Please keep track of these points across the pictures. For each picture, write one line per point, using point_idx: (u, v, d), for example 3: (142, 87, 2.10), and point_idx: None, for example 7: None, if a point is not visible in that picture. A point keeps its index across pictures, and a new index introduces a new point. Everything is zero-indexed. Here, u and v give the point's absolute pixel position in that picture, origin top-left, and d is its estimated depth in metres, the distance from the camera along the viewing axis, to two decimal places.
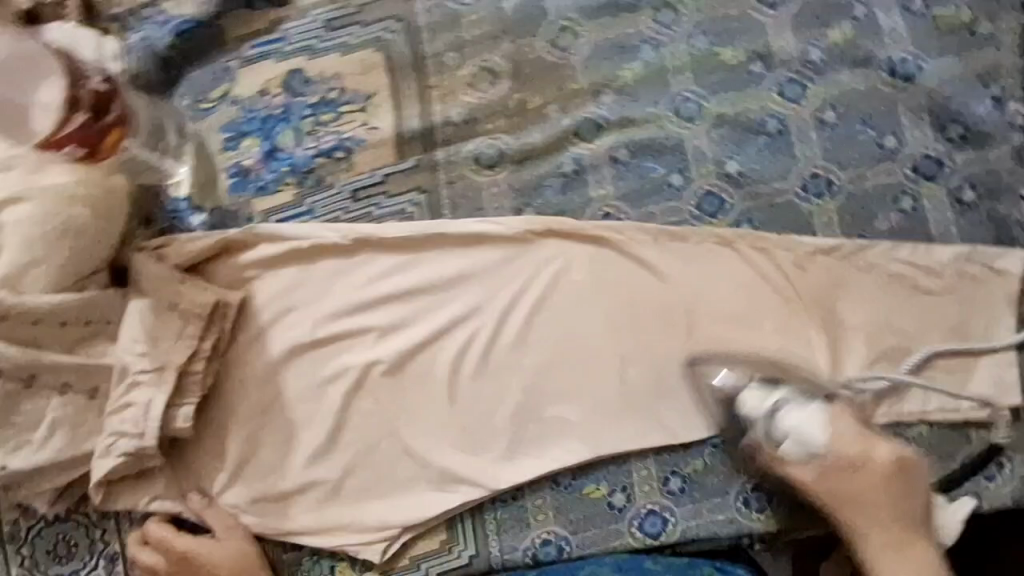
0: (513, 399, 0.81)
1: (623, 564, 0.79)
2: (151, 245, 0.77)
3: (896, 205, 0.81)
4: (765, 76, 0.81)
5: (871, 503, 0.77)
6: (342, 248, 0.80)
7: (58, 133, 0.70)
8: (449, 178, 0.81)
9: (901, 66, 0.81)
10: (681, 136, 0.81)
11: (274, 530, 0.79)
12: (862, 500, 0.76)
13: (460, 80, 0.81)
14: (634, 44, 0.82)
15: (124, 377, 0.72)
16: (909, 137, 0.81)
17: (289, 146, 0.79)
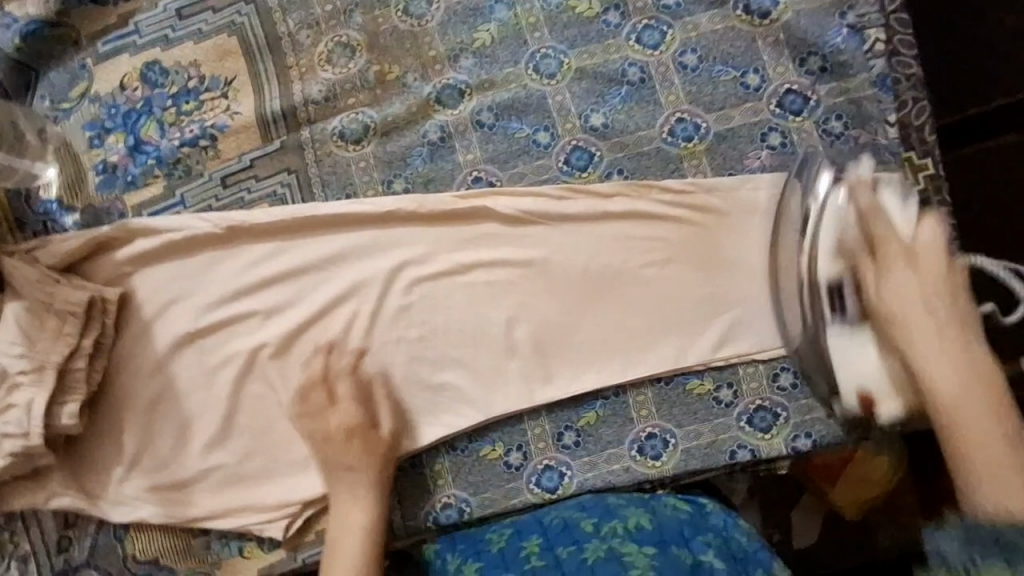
0: (400, 369, 0.81)
1: (588, 502, 0.75)
2: (23, 249, 0.79)
3: (765, 142, 0.81)
4: (621, 25, 0.81)
5: (947, 346, 0.62)
6: (214, 235, 0.80)
7: None
8: (317, 157, 0.81)
9: (755, 3, 0.81)
10: (543, 93, 0.81)
11: (178, 518, 0.80)
12: (952, 373, 0.61)
13: (317, 57, 0.82)
14: (487, 6, 0.82)
15: (5, 380, 0.73)
16: (771, 73, 0.81)
17: (154, 138, 0.81)
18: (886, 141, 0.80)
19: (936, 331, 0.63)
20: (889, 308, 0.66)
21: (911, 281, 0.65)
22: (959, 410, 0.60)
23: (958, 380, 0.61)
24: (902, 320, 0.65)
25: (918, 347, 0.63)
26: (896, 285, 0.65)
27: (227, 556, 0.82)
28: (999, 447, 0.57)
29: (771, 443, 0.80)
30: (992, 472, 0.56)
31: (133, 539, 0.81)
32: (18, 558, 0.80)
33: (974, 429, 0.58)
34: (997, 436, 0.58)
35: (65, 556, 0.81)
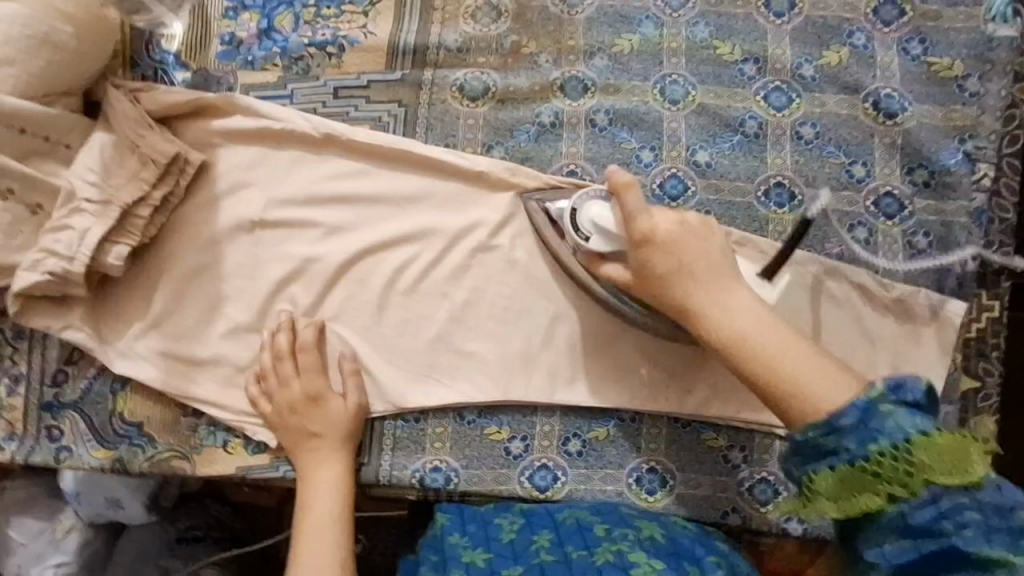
0: (436, 325, 0.81)
1: (599, 507, 0.75)
2: (127, 87, 0.79)
3: (851, 233, 0.81)
4: (754, 79, 0.83)
5: (723, 289, 0.66)
6: (309, 138, 0.81)
7: None
8: (430, 100, 0.82)
9: (885, 101, 0.83)
10: (660, 115, 0.82)
11: (177, 392, 0.80)
12: (736, 303, 0.65)
13: (463, 10, 0.84)
14: (638, 18, 0.84)
15: (69, 202, 0.73)
16: (877, 171, 0.82)
17: (286, 30, 0.84)
18: (962, 272, 0.81)
19: (705, 264, 0.67)
20: (667, 247, 0.67)
21: (704, 246, 0.68)
22: (762, 333, 0.64)
23: (757, 330, 0.64)
24: (688, 275, 0.67)
25: (703, 298, 0.66)
26: (656, 238, 0.68)
27: (209, 444, 0.81)
28: (804, 355, 0.62)
29: (764, 517, 0.80)
30: (816, 382, 0.60)
31: (125, 397, 0.81)
32: (11, 376, 0.80)
33: (788, 358, 0.62)
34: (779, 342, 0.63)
35: (56, 390, 0.80)
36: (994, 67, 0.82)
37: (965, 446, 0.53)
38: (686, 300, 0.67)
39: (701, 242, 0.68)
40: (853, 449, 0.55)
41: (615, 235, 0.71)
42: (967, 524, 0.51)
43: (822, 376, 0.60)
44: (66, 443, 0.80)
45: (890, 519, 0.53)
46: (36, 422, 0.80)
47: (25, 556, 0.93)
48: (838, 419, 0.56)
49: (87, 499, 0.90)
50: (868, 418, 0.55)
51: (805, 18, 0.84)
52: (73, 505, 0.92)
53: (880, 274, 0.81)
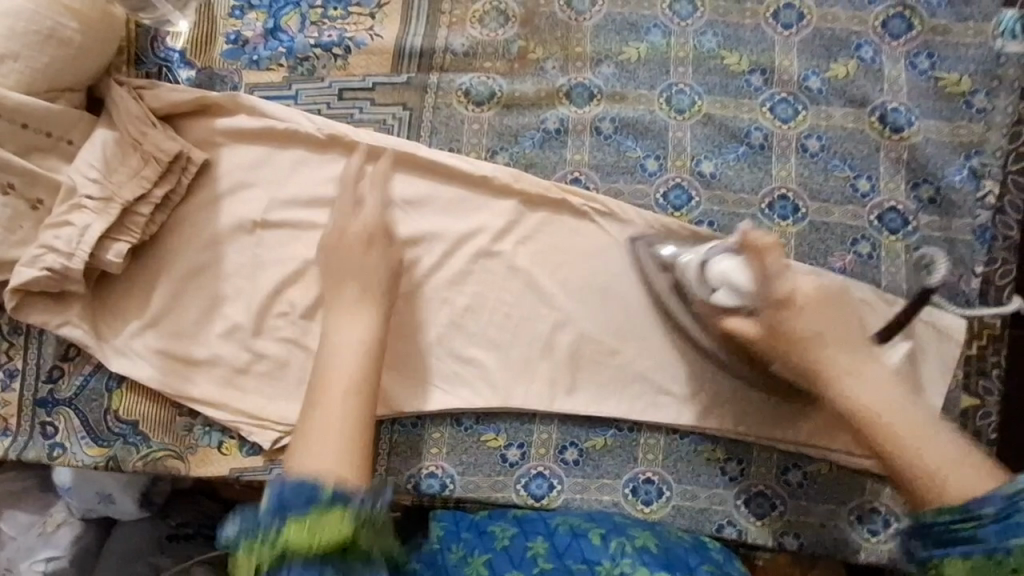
0: (436, 330, 0.81)
1: (597, 515, 0.75)
2: (130, 84, 0.79)
3: (853, 247, 0.81)
4: (761, 90, 0.83)
5: (854, 357, 0.66)
6: (313, 139, 0.80)
7: None
8: (435, 104, 0.82)
9: (892, 116, 0.82)
10: (666, 124, 0.82)
11: (173, 391, 0.79)
12: (875, 377, 0.65)
13: (470, 14, 0.84)
14: (646, 26, 0.84)
15: (70, 197, 0.73)
16: (882, 186, 0.82)
17: (292, 30, 0.83)
18: (966, 289, 0.81)
19: (841, 336, 0.67)
20: (799, 311, 0.68)
21: (826, 308, 0.68)
22: (891, 409, 0.63)
23: (888, 405, 0.63)
24: (822, 339, 0.67)
25: (852, 382, 0.65)
26: (795, 296, 0.68)
27: (204, 445, 0.80)
28: (943, 443, 0.60)
29: (759, 531, 0.80)
30: (942, 464, 0.59)
31: (121, 396, 0.80)
32: (7, 371, 0.80)
33: (919, 436, 0.61)
34: (905, 419, 0.62)
35: (51, 386, 0.80)
36: (1002, 83, 0.82)
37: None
38: (817, 368, 0.67)
39: (845, 315, 0.68)
40: (994, 542, 0.52)
41: (748, 292, 0.69)
42: None
43: (951, 461, 0.59)
44: (60, 441, 0.79)
45: None
46: (30, 419, 0.79)
47: (16, 551, 0.94)
48: (979, 505, 0.54)
49: (79, 493, 0.93)
50: (1010, 512, 0.52)
51: (814, 30, 0.84)
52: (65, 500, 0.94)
53: (883, 289, 0.80)
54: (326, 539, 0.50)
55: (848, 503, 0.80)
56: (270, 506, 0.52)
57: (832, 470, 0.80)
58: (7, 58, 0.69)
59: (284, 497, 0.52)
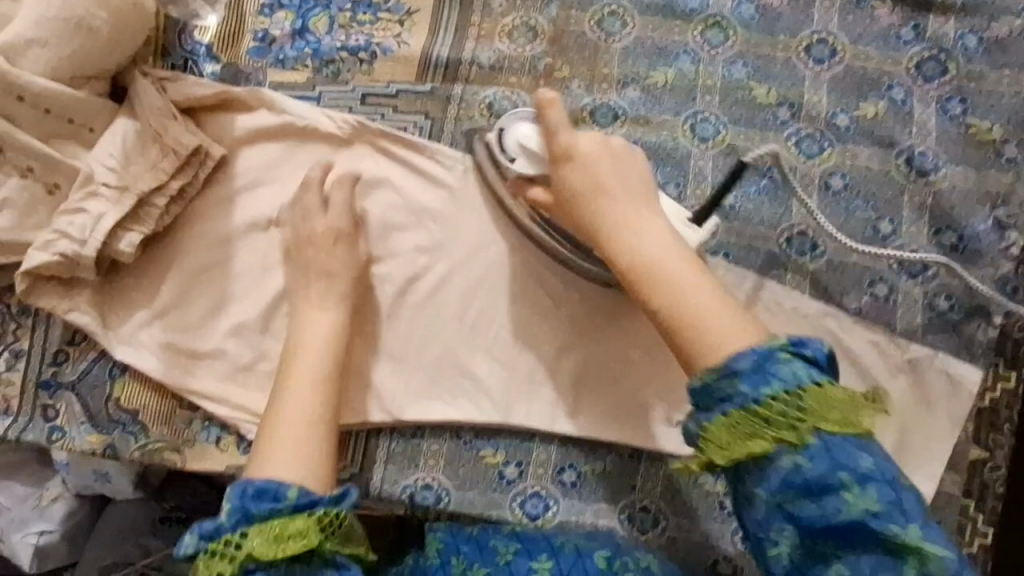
0: (441, 342, 0.80)
1: (597, 539, 0.73)
2: (155, 75, 0.78)
3: (870, 289, 0.80)
4: (787, 124, 0.82)
5: (643, 214, 0.64)
6: (335, 138, 0.80)
7: None
8: (457, 115, 0.82)
9: (919, 159, 0.81)
10: (689, 151, 0.81)
11: (174, 384, 0.79)
12: (651, 228, 0.63)
13: (499, 27, 0.84)
14: (675, 51, 0.83)
15: (85, 184, 0.73)
16: (904, 230, 0.80)
17: (320, 32, 0.83)
18: (982, 339, 0.79)
19: (623, 185, 0.66)
20: (584, 162, 0.67)
21: (603, 160, 0.67)
22: (665, 260, 0.60)
23: (665, 254, 0.61)
24: (604, 190, 0.65)
25: (635, 239, 0.62)
26: (581, 151, 0.67)
27: (201, 440, 0.80)
28: (709, 291, 0.58)
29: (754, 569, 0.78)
30: (704, 319, 0.56)
31: (123, 384, 0.80)
32: (13, 351, 0.80)
33: (698, 294, 0.58)
34: (678, 266, 0.60)
35: (55, 369, 0.80)
36: None
37: (858, 405, 0.52)
38: (601, 217, 0.65)
39: (629, 166, 0.67)
40: (746, 393, 0.52)
41: (539, 156, 0.71)
42: (865, 479, 0.49)
43: (720, 310, 0.57)
44: (59, 424, 0.79)
45: (787, 473, 0.50)
46: (32, 400, 0.79)
47: (9, 521, 0.94)
48: (733, 363, 0.53)
49: (76, 472, 0.90)
50: (763, 363, 0.52)
51: (845, 67, 0.83)
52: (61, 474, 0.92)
53: (897, 334, 0.79)
54: (297, 545, 0.54)
55: None
56: (231, 509, 0.55)
57: None
58: (34, 43, 0.69)
59: (248, 506, 0.55)
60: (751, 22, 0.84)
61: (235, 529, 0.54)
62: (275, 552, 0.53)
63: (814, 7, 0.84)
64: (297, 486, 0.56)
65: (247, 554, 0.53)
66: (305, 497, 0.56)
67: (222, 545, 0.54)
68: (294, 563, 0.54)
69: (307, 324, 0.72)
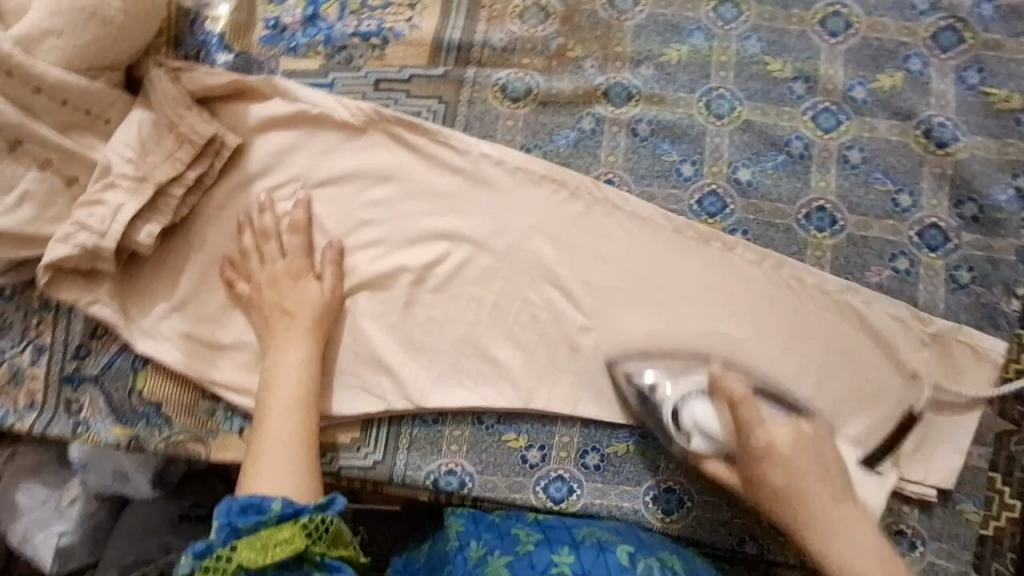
0: (461, 326, 0.80)
1: (620, 528, 0.75)
2: (169, 65, 0.78)
3: (891, 263, 0.79)
4: (804, 98, 0.81)
5: (827, 486, 0.67)
6: (349, 124, 0.80)
7: None
8: (471, 98, 0.81)
9: (938, 130, 0.80)
10: (704, 129, 0.81)
11: (196, 374, 0.79)
12: (784, 438, 0.68)
13: (511, 8, 0.83)
14: (688, 28, 0.82)
15: (104, 176, 0.73)
16: (924, 202, 0.80)
17: (331, 18, 0.83)
18: (1006, 310, 0.78)
19: (818, 468, 0.67)
20: (779, 459, 0.68)
21: (812, 459, 0.68)
22: (807, 500, 0.66)
23: (806, 508, 0.66)
24: (801, 491, 0.66)
25: (814, 503, 0.66)
26: (779, 444, 0.68)
27: (225, 429, 0.80)
28: (861, 531, 0.64)
29: (779, 547, 0.78)
30: (842, 536, 0.64)
31: (145, 375, 0.80)
32: (35, 346, 0.80)
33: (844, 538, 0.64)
34: (831, 521, 0.65)
35: (77, 363, 0.80)
36: None
37: None
38: (766, 477, 0.68)
39: (827, 463, 0.68)
40: None
41: (720, 440, 0.73)
42: None
43: (876, 560, 0.62)
44: (84, 417, 0.79)
45: None
46: (55, 394, 0.80)
47: (30, 522, 0.93)
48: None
49: (94, 468, 0.89)
50: None
51: (861, 38, 0.82)
52: (80, 474, 0.91)
53: (919, 307, 0.79)
54: (282, 553, 0.57)
55: None
56: (218, 526, 0.59)
57: None
58: (50, 34, 0.69)
59: (234, 521, 0.59)
60: None
61: (225, 544, 0.58)
62: (263, 560, 0.57)
63: None
64: (280, 498, 0.60)
65: (237, 566, 0.57)
66: (289, 507, 0.60)
67: (213, 562, 0.57)
68: (282, 569, 0.58)
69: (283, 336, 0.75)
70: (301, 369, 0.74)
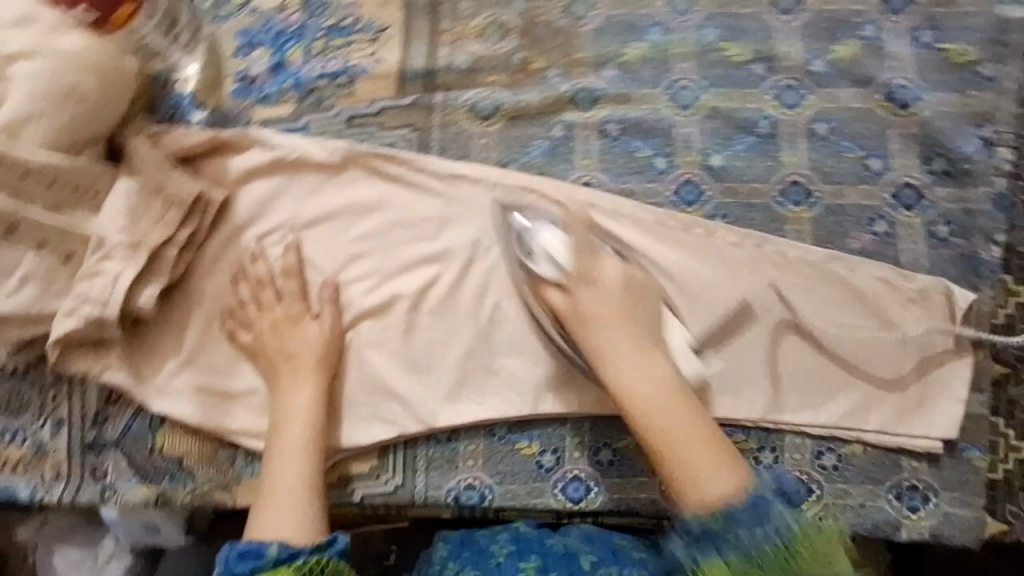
0: (463, 343, 0.81)
1: (592, 534, 0.76)
2: (147, 131, 0.81)
3: (871, 227, 0.81)
4: (765, 78, 0.83)
5: (647, 370, 0.72)
6: (328, 165, 0.82)
7: None
8: (443, 122, 0.83)
9: (900, 92, 0.82)
10: (672, 121, 0.82)
11: (214, 425, 0.81)
12: (622, 350, 0.73)
13: (471, 29, 0.85)
14: (644, 25, 0.84)
15: (100, 248, 0.76)
16: (895, 163, 0.81)
17: (298, 63, 0.85)
18: (987, 258, 0.80)
19: (637, 346, 0.73)
20: (637, 385, 0.72)
21: (654, 374, 0.72)
22: (665, 414, 0.70)
23: (665, 425, 0.70)
24: (642, 393, 0.72)
25: (642, 395, 0.71)
26: (642, 381, 0.72)
27: (248, 475, 0.82)
28: (693, 419, 0.70)
29: None
30: (702, 477, 0.68)
31: (163, 433, 0.82)
32: (54, 420, 0.82)
33: (677, 424, 0.70)
34: (676, 412, 0.70)
35: (97, 430, 0.82)
36: (1009, 50, 0.82)
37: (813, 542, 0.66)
38: (611, 379, 0.73)
39: (642, 311, 0.75)
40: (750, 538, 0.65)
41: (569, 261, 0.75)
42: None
43: (709, 466, 0.68)
44: (110, 481, 0.82)
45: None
46: (80, 463, 0.82)
47: None
48: (734, 511, 0.66)
49: (126, 524, 0.93)
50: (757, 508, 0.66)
51: (814, 13, 0.84)
52: (113, 531, 0.95)
53: (903, 266, 0.80)
54: None
55: (885, 483, 0.79)
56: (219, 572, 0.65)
57: (866, 452, 0.79)
58: (31, 118, 0.70)
59: (233, 568, 0.65)
60: None
61: None
62: None
63: None
64: (277, 544, 0.66)
65: None
66: (285, 552, 0.66)
67: None
68: None
69: (290, 384, 0.78)
70: (309, 413, 0.77)
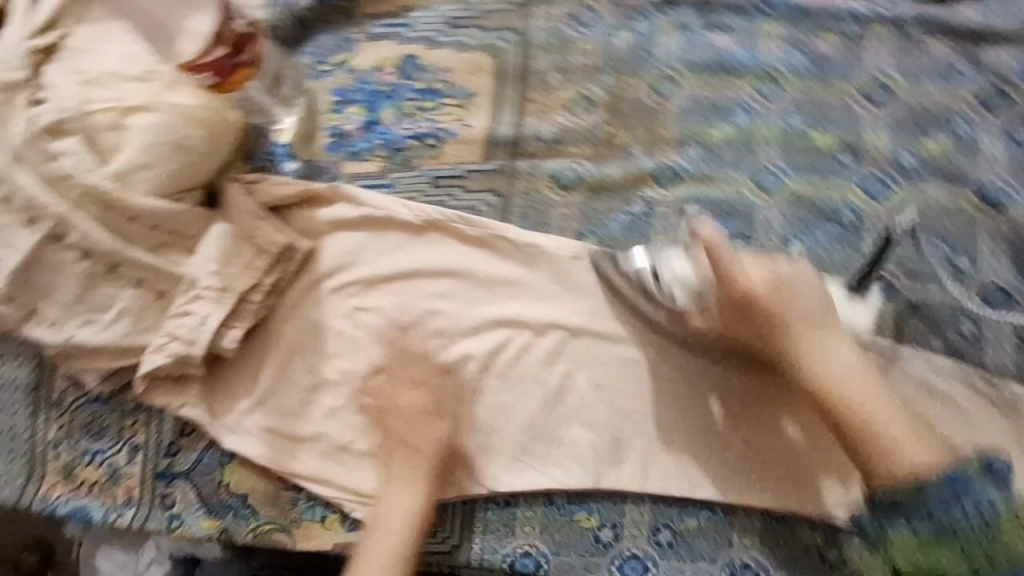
0: (529, 409, 0.82)
1: None
2: (243, 179, 0.84)
3: (955, 326, 0.79)
4: (850, 168, 0.82)
5: (849, 361, 0.72)
6: (411, 226, 0.85)
7: (200, 60, 0.78)
8: (525, 189, 0.85)
9: (991, 191, 0.80)
10: (754, 205, 0.82)
11: (280, 467, 0.83)
12: (848, 362, 0.72)
13: (557, 100, 0.87)
14: (730, 106, 0.85)
15: (189, 290, 0.78)
16: (984, 263, 0.79)
17: (388, 122, 0.88)
18: None
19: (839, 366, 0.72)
20: (830, 373, 0.72)
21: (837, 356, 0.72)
22: (858, 383, 0.72)
23: (859, 379, 0.72)
24: (812, 361, 0.73)
25: (850, 392, 0.71)
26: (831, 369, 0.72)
27: (308, 518, 0.84)
28: (873, 389, 0.71)
29: None
30: (876, 434, 0.70)
31: (231, 468, 0.85)
32: (130, 446, 0.85)
33: (888, 424, 0.70)
34: (874, 393, 0.71)
35: (169, 460, 0.85)
36: None
37: None
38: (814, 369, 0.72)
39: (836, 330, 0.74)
40: None
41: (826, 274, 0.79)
42: None
43: (908, 440, 0.69)
44: (177, 511, 0.84)
45: None
46: (151, 490, 0.85)
47: None
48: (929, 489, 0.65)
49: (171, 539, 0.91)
50: None
51: (905, 106, 0.83)
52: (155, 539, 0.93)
53: (988, 369, 0.77)
54: None
55: None
56: None
57: None
58: (141, 167, 0.75)
59: None
60: (803, 69, 0.85)
61: None
62: None
63: (867, 50, 0.85)
64: None
65: None
66: None
67: None
68: None
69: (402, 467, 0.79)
70: (411, 513, 0.78)
